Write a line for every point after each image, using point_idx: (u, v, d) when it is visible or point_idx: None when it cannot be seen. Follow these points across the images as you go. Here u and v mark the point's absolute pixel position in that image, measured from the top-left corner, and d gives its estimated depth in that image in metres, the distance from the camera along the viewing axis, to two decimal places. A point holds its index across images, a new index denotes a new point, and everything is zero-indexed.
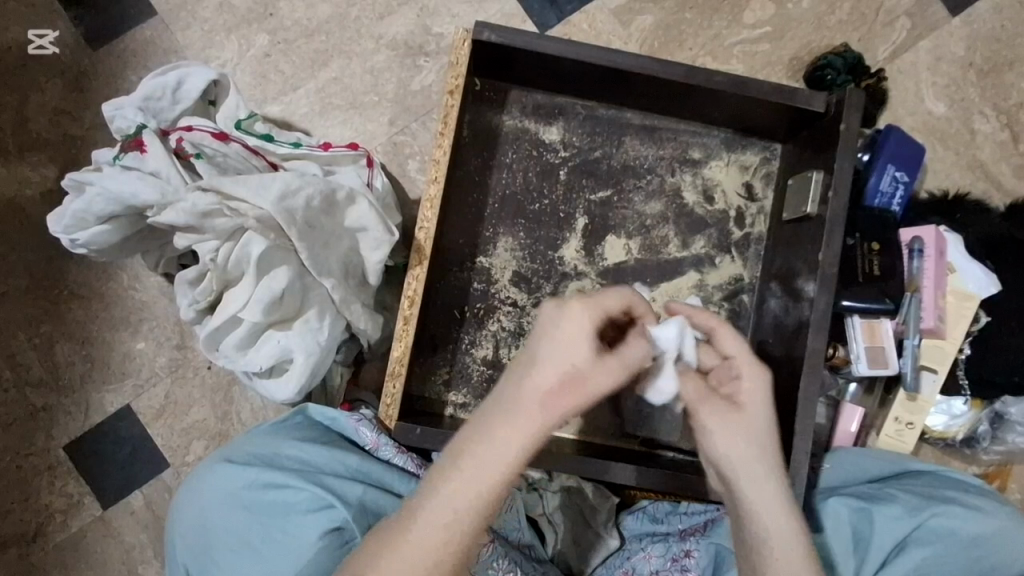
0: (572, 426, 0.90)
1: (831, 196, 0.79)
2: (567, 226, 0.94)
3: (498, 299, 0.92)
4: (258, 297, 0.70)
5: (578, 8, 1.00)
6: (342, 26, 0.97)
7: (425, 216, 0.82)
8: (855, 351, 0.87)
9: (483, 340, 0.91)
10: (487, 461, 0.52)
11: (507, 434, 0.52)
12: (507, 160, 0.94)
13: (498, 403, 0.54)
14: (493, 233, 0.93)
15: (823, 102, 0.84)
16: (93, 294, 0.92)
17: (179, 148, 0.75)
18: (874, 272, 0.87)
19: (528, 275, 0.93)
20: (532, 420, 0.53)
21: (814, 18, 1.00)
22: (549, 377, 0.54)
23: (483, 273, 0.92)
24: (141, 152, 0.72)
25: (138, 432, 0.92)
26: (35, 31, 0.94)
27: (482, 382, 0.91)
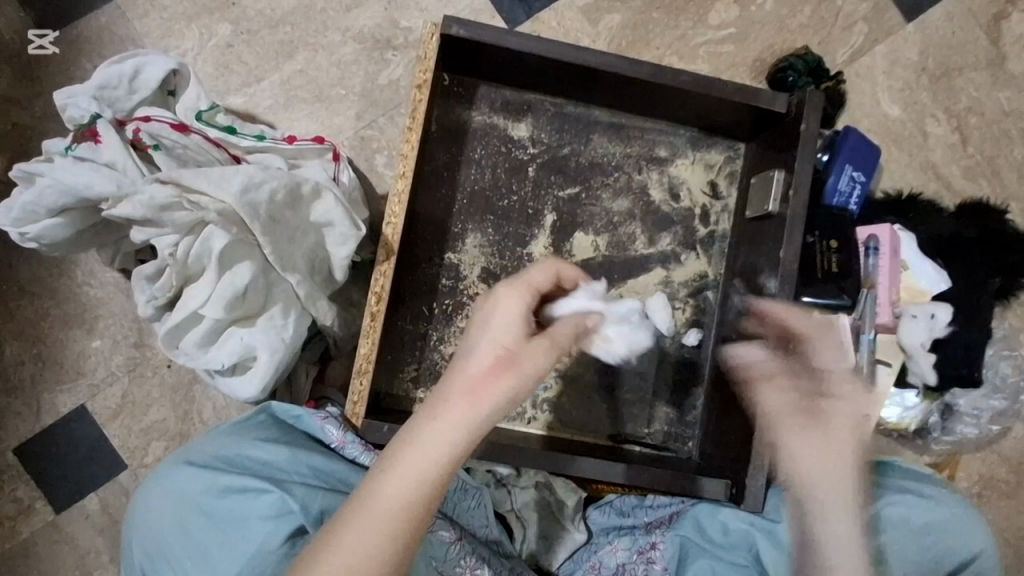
0: (541, 422, 0.92)
1: (793, 193, 0.82)
2: (536, 222, 0.94)
3: (468, 295, 0.92)
4: (220, 294, 0.68)
5: (548, 5, 1.00)
6: (308, 17, 0.95)
7: (393, 211, 0.81)
8: None
9: (452, 336, 0.91)
10: (424, 454, 0.52)
11: (443, 423, 0.52)
12: (476, 155, 0.94)
13: (433, 400, 0.54)
14: (461, 229, 0.93)
15: (785, 103, 0.86)
16: (45, 290, 0.89)
17: (136, 139, 0.71)
18: (833, 268, 0.89)
19: (497, 272, 0.93)
20: (458, 409, 0.53)
21: (777, 21, 1.03)
22: (478, 363, 0.55)
23: (452, 269, 0.92)
24: (95, 142, 0.69)
25: (93, 432, 0.88)
26: (35, 31, 0.91)
27: None
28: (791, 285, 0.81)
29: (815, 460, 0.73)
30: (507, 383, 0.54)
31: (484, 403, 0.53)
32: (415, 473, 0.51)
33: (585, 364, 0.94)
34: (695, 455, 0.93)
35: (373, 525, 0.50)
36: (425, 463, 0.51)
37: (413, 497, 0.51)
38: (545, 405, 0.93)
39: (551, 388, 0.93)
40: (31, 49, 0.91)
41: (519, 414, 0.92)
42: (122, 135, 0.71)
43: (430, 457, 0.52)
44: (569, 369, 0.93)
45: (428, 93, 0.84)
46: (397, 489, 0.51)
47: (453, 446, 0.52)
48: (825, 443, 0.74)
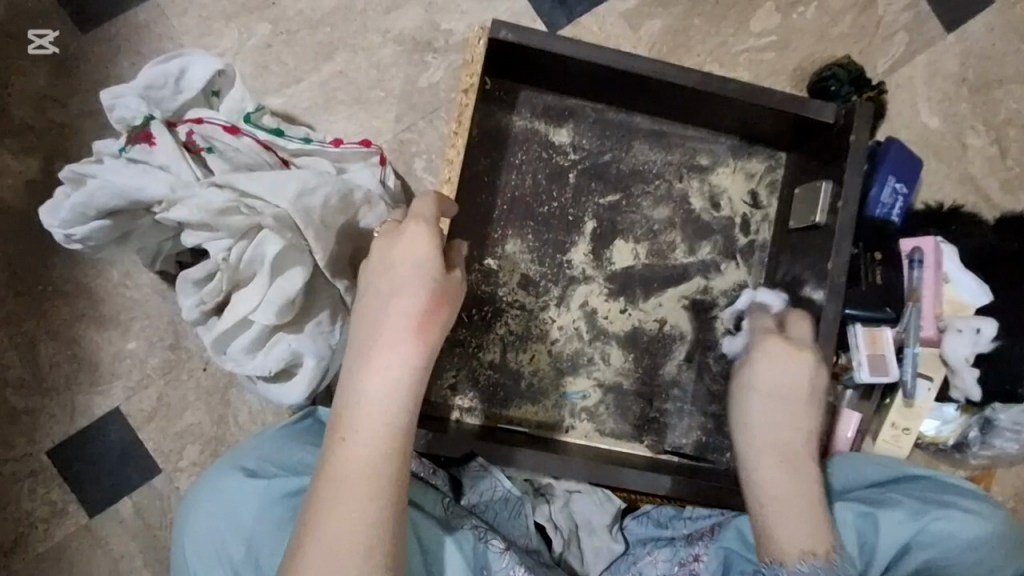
0: (580, 430, 0.93)
1: (842, 205, 0.81)
2: (576, 229, 0.94)
3: (507, 302, 0.93)
4: (271, 299, 0.67)
5: (588, 9, 0.98)
6: (348, 18, 0.94)
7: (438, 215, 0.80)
8: (858, 358, 0.88)
9: (490, 343, 0.93)
10: (384, 394, 0.60)
11: (392, 366, 0.61)
12: (517, 160, 0.94)
13: (375, 348, 0.61)
14: (501, 234, 0.93)
15: (833, 113, 0.85)
16: (80, 291, 0.88)
17: (190, 141, 0.70)
18: (877, 281, 0.90)
19: (536, 278, 0.94)
20: (405, 348, 0.61)
21: (818, 29, 1.02)
22: (413, 304, 0.62)
23: (492, 275, 0.93)
24: (149, 144, 0.68)
25: (128, 435, 0.87)
26: (35, 31, 0.89)
27: (489, 385, 0.93)
28: (840, 297, 0.80)
29: (767, 427, 0.74)
30: (444, 316, 0.63)
31: (427, 338, 0.62)
32: (382, 415, 0.60)
33: (624, 373, 0.94)
34: None
35: (361, 468, 0.59)
36: (387, 403, 0.60)
37: (385, 432, 0.60)
38: (584, 414, 0.93)
39: (589, 396, 0.94)
40: (30, 49, 0.89)
41: (557, 422, 0.93)
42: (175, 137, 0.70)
43: (390, 394, 0.60)
44: (607, 377, 0.94)
45: (474, 98, 0.83)
46: (369, 433, 0.60)
47: (404, 382, 0.61)
48: (776, 418, 0.74)
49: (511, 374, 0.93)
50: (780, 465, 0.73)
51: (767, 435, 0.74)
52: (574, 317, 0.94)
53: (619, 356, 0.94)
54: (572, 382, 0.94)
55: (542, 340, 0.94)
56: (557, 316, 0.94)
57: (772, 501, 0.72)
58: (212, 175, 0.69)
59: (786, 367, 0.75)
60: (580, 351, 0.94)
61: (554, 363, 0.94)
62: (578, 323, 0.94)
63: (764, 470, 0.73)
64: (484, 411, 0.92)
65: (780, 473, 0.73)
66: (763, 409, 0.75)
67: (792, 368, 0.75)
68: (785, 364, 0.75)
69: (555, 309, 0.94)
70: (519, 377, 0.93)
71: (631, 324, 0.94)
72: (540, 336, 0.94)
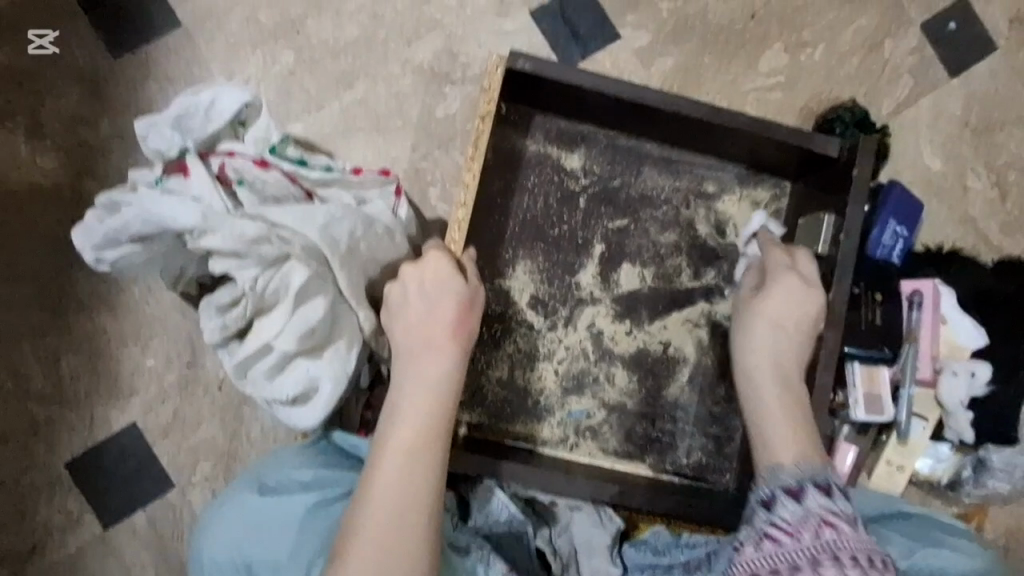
0: (583, 448, 0.96)
1: (842, 238, 0.83)
2: (586, 252, 0.97)
3: (517, 322, 0.96)
4: (295, 326, 0.69)
5: (602, 46, 1.01)
6: (369, 48, 0.97)
7: (453, 237, 0.84)
8: (853, 395, 0.91)
9: (499, 361, 0.96)
10: (425, 387, 0.72)
11: (432, 363, 0.73)
12: (529, 182, 0.97)
13: (417, 352, 0.74)
14: (513, 255, 0.96)
15: (837, 147, 0.87)
16: (103, 307, 0.90)
17: (222, 174, 0.75)
18: (876, 321, 0.92)
19: (545, 299, 0.97)
20: (443, 350, 0.74)
21: (825, 69, 1.05)
22: (448, 313, 0.75)
23: (503, 295, 0.96)
24: (185, 176, 0.73)
25: (144, 448, 0.90)
26: (36, 34, 0.92)
27: (497, 402, 0.96)
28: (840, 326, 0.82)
29: (770, 344, 0.80)
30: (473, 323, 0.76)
31: (460, 341, 0.75)
32: (426, 403, 0.72)
33: (627, 392, 0.97)
34: (732, 487, 0.96)
35: (410, 445, 0.69)
36: (429, 394, 0.72)
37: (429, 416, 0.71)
38: (587, 432, 0.96)
39: (594, 415, 0.96)
40: (31, 51, 0.92)
41: (562, 441, 0.96)
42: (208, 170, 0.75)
43: (432, 387, 0.72)
44: (611, 398, 0.97)
45: (491, 124, 0.86)
46: (416, 418, 0.71)
47: (444, 375, 0.73)
48: (782, 338, 0.80)
49: (518, 391, 0.96)
50: (775, 386, 0.78)
51: (767, 348, 0.80)
52: (581, 337, 0.97)
53: (624, 376, 0.97)
54: (578, 401, 0.97)
55: (549, 359, 0.97)
56: (564, 335, 0.97)
57: (771, 425, 0.76)
58: (242, 206, 0.72)
59: (788, 299, 0.81)
60: (586, 370, 0.97)
61: (561, 382, 0.97)
62: (584, 343, 0.97)
63: (759, 388, 0.79)
64: (491, 427, 0.95)
65: (783, 405, 0.77)
66: (758, 338, 0.81)
67: (789, 296, 0.81)
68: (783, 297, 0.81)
69: (563, 328, 0.97)
70: (526, 395, 0.96)
71: (636, 345, 0.97)
72: (547, 355, 0.97)
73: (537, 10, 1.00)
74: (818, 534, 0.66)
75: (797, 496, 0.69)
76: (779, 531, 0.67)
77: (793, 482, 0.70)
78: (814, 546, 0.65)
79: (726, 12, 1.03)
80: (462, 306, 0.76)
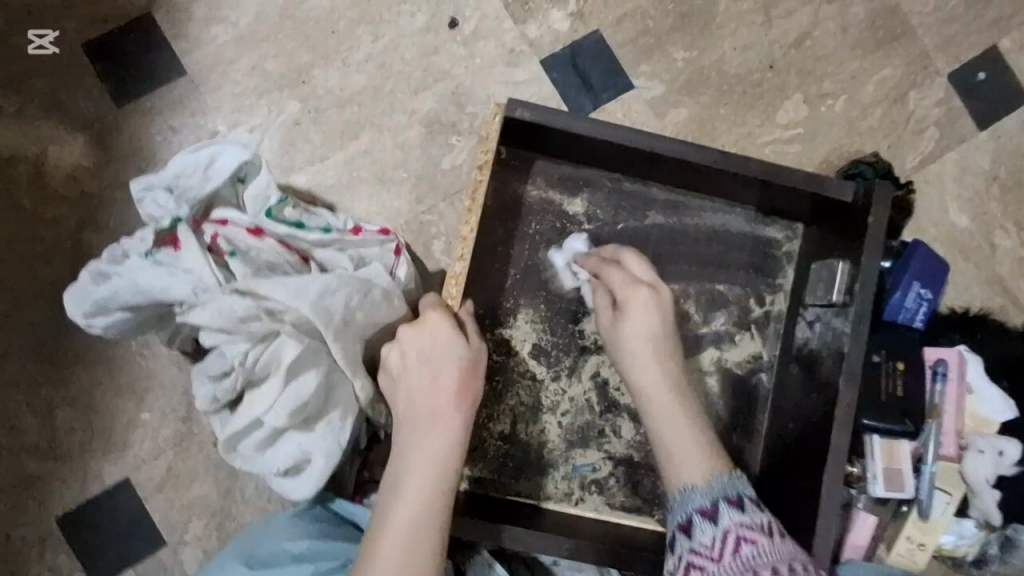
0: (589, 504, 0.92)
1: (858, 288, 0.80)
2: (589, 300, 0.94)
3: (519, 373, 0.93)
4: (287, 399, 0.68)
5: (615, 97, 0.98)
6: (376, 98, 0.95)
7: (450, 292, 0.80)
8: (873, 469, 0.87)
9: (501, 415, 0.93)
10: (427, 454, 0.69)
11: (435, 428, 0.70)
12: (530, 231, 0.94)
13: (419, 416, 0.71)
14: (514, 304, 0.93)
15: (850, 192, 0.84)
16: (100, 359, 0.89)
17: (214, 244, 0.74)
18: (898, 392, 0.88)
19: (548, 349, 0.94)
20: (446, 414, 0.71)
21: (846, 121, 1.01)
22: (451, 376, 0.72)
23: (504, 345, 0.93)
24: (176, 249, 0.70)
25: (136, 505, 0.88)
26: (35, 31, 0.92)
27: (499, 457, 0.92)
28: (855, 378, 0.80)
29: (635, 355, 0.77)
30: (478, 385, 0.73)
31: (463, 405, 0.72)
32: (427, 472, 0.69)
33: (633, 445, 0.93)
34: None
35: (410, 518, 0.66)
36: (431, 462, 0.69)
37: (432, 485, 0.68)
38: (593, 487, 0.92)
39: (599, 469, 0.93)
40: (30, 48, 0.92)
41: (566, 495, 0.92)
42: (200, 239, 0.74)
43: (435, 454, 0.69)
44: (617, 450, 0.93)
45: (489, 174, 0.83)
46: (417, 488, 0.68)
47: (447, 442, 0.70)
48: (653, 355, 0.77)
49: (521, 446, 0.92)
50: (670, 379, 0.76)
51: (647, 368, 0.76)
52: (585, 388, 0.94)
53: (631, 428, 0.93)
54: (582, 453, 0.93)
55: (552, 411, 0.93)
56: (568, 387, 0.94)
57: (682, 433, 0.72)
58: (235, 278, 0.72)
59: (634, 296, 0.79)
60: (591, 423, 0.93)
61: (565, 435, 0.93)
62: (589, 395, 0.94)
63: (648, 393, 0.76)
64: (493, 483, 0.91)
65: (677, 407, 0.75)
66: (629, 329, 0.78)
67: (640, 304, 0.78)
68: (638, 299, 0.79)
69: (566, 379, 0.94)
70: (529, 449, 0.93)
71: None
72: (550, 407, 0.93)
73: (548, 59, 0.98)
74: (736, 554, 0.63)
75: (711, 515, 0.66)
76: (700, 557, 0.64)
77: (706, 501, 0.67)
78: (732, 566, 0.62)
79: (743, 62, 1.00)
80: (465, 368, 0.73)
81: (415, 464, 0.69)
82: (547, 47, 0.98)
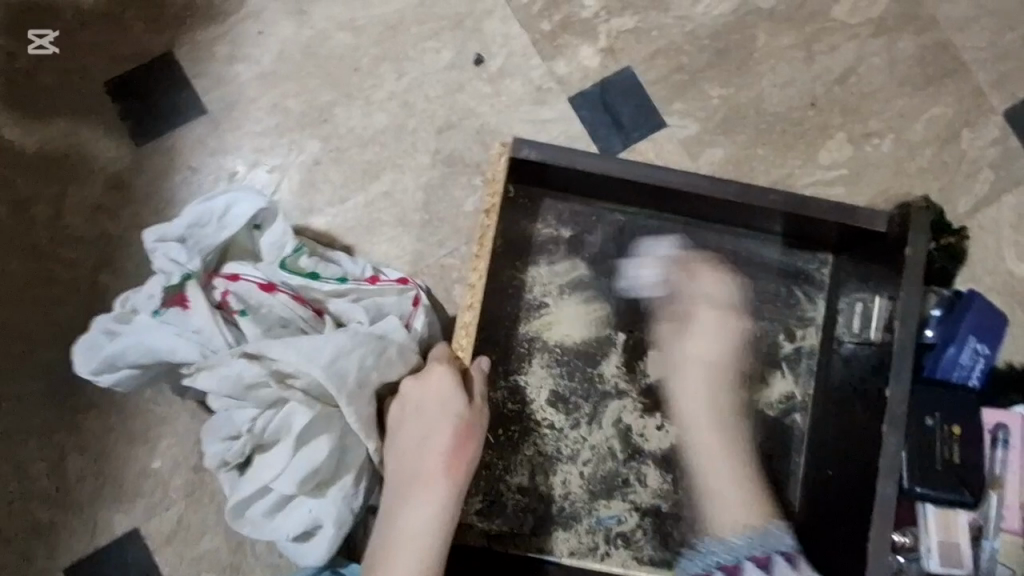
0: (615, 559, 0.86)
1: (898, 324, 0.75)
2: (608, 342, 0.88)
3: (536, 421, 0.87)
4: (296, 467, 0.66)
5: (646, 135, 0.94)
6: (398, 137, 0.92)
7: (459, 344, 0.74)
8: (927, 542, 0.81)
9: (518, 466, 0.87)
10: (418, 527, 0.65)
11: (428, 498, 0.66)
12: (543, 270, 0.88)
13: (412, 482, 0.67)
14: (528, 348, 0.88)
15: (885, 221, 0.80)
16: (112, 405, 0.87)
17: (224, 302, 0.73)
18: (954, 459, 0.81)
19: (567, 395, 0.88)
20: (441, 481, 0.67)
21: (893, 163, 0.95)
22: (445, 440, 0.68)
23: (518, 393, 0.87)
24: (184, 307, 0.70)
25: (146, 556, 0.86)
26: (35, 31, 0.92)
27: (518, 512, 0.86)
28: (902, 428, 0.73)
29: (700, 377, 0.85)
30: (474, 450, 0.69)
31: (457, 473, 0.67)
32: (416, 546, 0.65)
33: (660, 494, 0.87)
34: None
35: None
36: (422, 535, 0.65)
37: (422, 560, 0.64)
38: (620, 540, 0.86)
39: (626, 520, 0.87)
40: (30, 48, 0.91)
41: (590, 550, 0.86)
42: (209, 297, 0.73)
43: (426, 526, 0.65)
44: (644, 501, 0.87)
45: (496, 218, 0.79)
46: (406, 564, 0.64)
47: (440, 513, 0.66)
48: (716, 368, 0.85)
49: (541, 498, 0.86)
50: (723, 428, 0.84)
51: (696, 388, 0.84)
52: (607, 435, 0.88)
53: (657, 476, 0.87)
54: (607, 505, 0.87)
55: (573, 461, 0.87)
56: (588, 435, 0.88)
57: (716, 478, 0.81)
58: (245, 340, 0.71)
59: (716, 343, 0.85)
60: (614, 472, 0.87)
61: (587, 485, 0.87)
62: (611, 442, 0.88)
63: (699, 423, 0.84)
64: (513, 539, 0.85)
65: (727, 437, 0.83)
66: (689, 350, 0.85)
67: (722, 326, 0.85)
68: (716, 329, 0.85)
69: (587, 427, 0.88)
70: (550, 501, 0.86)
71: (668, 442, 0.88)
72: (570, 456, 0.87)
73: (577, 97, 0.94)
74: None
75: (734, 573, 0.72)
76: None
77: (758, 552, 0.73)
78: None
79: (782, 100, 0.95)
80: (458, 431, 0.68)
81: (404, 536, 0.65)
82: (576, 85, 0.94)
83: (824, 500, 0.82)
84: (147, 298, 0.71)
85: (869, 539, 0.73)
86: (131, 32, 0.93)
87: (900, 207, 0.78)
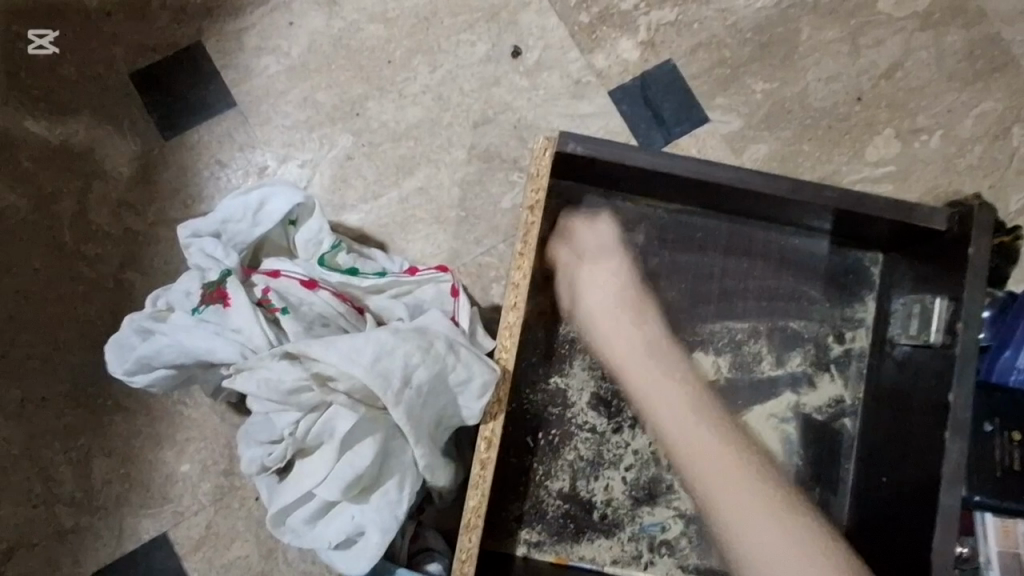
0: (659, 567, 0.82)
1: (962, 328, 0.72)
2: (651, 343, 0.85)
3: (576, 424, 0.84)
4: (340, 474, 0.63)
5: (687, 130, 0.91)
6: (433, 132, 0.90)
7: (504, 345, 0.71)
8: (986, 552, 0.78)
9: (559, 471, 0.83)
10: None
11: None
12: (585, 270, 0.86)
13: None
14: (569, 350, 0.85)
15: (946, 219, 0.76)
16: (139, 406, 0.84)
17: (264, 300, 0.69)
18: (1016, 465, 0.78)
19: (609, 398, 0.85)
20: None
21: (943, 159, 0.92)
22: None
23: (559, 395, 0.84)
24: (224, 304, 0.67)
25: (173, 563, 0.83)
26: (33, 31, 0.89)
27: (560, 519, 0.83)
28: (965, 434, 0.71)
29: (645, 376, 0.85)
30: None
31: None
32: None
33: None
34: None
35: None
36: None
37: None
38: (664, 548, 0.83)
39: (670, 528, 0.83)
40: (30, 49, 0.89)
41: (634, 558, 0.83)
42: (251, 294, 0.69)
43: None
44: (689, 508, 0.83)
45: (540, 214, 0.75)
46: None
47: None
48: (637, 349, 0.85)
49: (582, 505, 0.83)
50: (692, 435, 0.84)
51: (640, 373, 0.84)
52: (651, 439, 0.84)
53: None
54: (650, 512, 0.83)
55: (615, 466, 0.84)
56: (632, 439, 0.84)
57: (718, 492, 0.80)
58: (288, 339, 0.67)
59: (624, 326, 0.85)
60: (657, 478, 0.84)
61: (630, 491, 0.84)
62: (655, 447, 0.84)
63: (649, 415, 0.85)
64: (553, 547, 0.82)
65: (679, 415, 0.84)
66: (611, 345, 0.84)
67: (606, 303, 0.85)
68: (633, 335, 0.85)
69: (630, 431, 0.84)
70: (591, 508, 0.83)
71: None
72: (613, 461, 0.84)
73: (616, 90, 0.91)
74: None
75: None
76: None
77: None
78: None
79: (827, 95, 0.92)
80: None
81: None
82: (615, 78, 0.92)
83: (878, 507, 0.79)
84: (184, 296, 0.68)
85: (930, 546, 0.69)
86: (159, 23, 0.90)
87: (958, 206, 0.75)
